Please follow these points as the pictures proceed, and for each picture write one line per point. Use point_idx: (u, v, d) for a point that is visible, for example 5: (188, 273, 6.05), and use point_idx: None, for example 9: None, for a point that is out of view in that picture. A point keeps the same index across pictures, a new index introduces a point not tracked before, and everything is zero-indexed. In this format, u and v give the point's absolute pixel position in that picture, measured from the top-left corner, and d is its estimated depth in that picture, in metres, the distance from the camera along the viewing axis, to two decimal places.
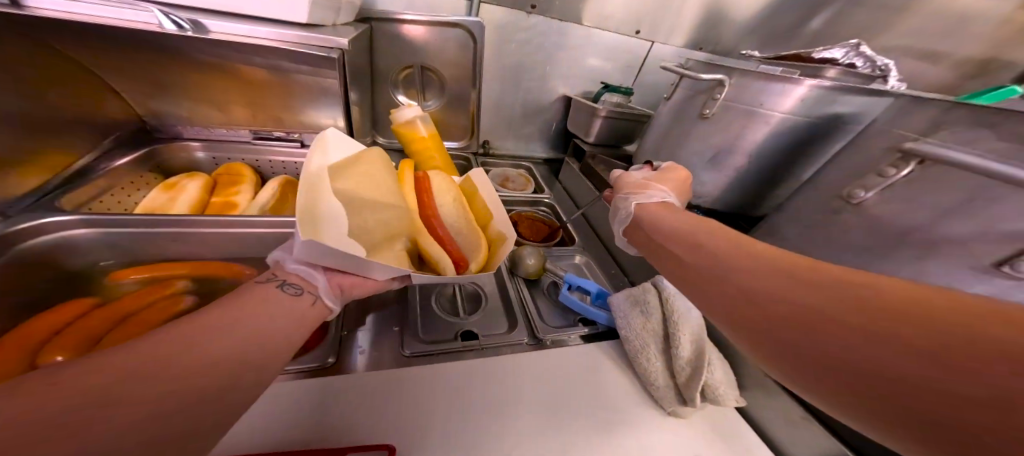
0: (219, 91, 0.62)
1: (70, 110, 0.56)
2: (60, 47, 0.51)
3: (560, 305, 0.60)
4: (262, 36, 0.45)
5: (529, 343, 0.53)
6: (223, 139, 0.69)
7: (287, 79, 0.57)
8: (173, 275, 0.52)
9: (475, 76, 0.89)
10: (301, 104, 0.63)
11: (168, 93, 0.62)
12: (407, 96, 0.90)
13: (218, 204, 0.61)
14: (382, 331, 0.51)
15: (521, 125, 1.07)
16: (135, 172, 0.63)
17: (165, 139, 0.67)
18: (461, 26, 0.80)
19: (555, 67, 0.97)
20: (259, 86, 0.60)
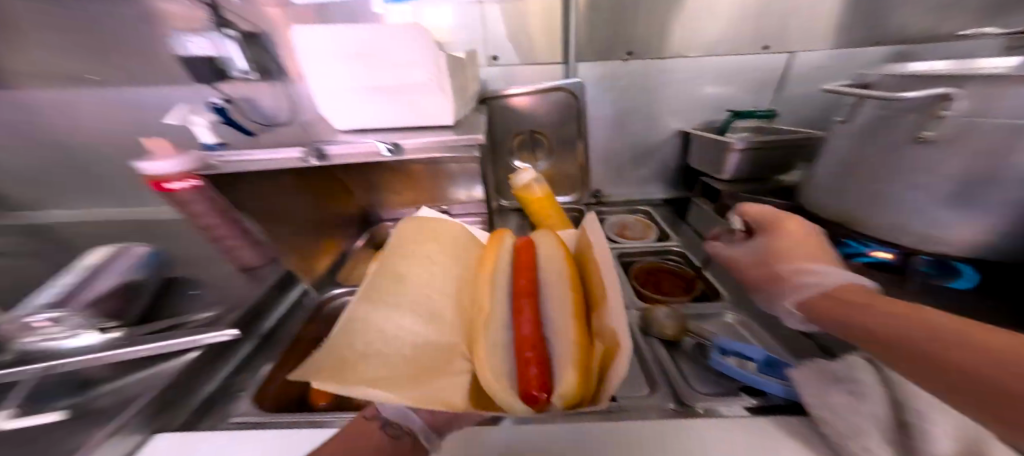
0: (397, 182, 0.84)
1: (338, 213, 0.82)
2: (327, 171, 0.77)
3: (715, 372, 0.51)
4: (424, 147, 0.54)
5: (675, 409, 0.46)
6: (401, 218, 0.90)
7: (439, 167, 0.78)
8: None
9: (580, 127, 0.94)
10: (447, 185, 0.82)
11: (371, 190, 0.86)
12: (522, 159, 0.99)
13: None
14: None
15: (634, 169, 1.04)
16: (362, 251, 0.86)
17: (373, 223, 0.91)
18: (564, 89, 0.88)
19: (664, 104, 0.93)
20: (420, 175, 0.81)
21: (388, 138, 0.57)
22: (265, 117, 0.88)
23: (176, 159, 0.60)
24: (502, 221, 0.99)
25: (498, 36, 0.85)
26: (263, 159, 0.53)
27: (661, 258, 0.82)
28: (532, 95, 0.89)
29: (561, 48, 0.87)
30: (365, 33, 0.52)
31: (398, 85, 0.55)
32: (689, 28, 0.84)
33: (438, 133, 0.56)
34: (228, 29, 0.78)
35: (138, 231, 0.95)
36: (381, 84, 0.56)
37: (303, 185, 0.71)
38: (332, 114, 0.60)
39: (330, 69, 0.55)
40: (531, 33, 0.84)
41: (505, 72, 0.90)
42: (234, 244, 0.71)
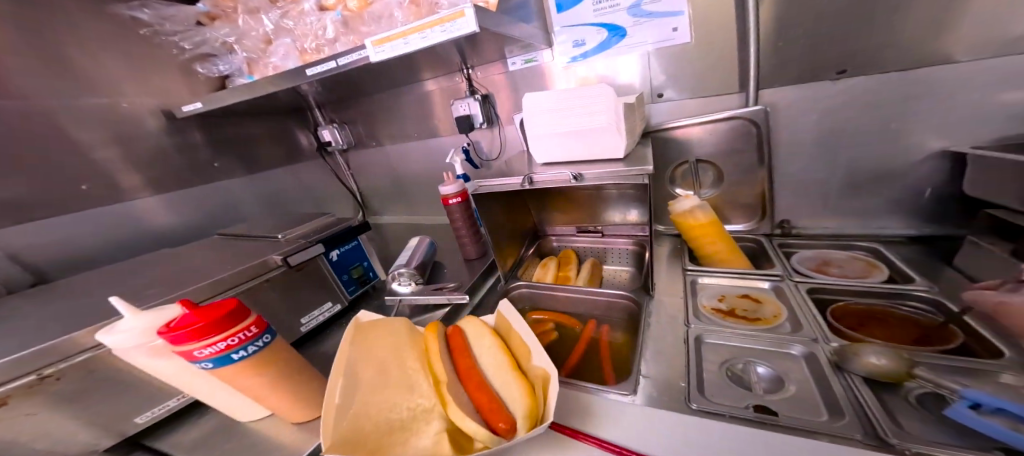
0: (562, 205, 1.10)
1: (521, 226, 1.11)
2: (519, 196, 1.08)
3: (948, 424, 0.48)
4: (606, 177, 0.71)
5: (864, 442, 0.46)
6: (563, 234, 1.14)
7: (601, 192, 1.01)
8: (547, 319, 0.91)
9: (762, 153, 0.90)
10: (605, 207, 1.04)
11: (542, 210, 1.13)
12: (683, 187, 1.03)
13: (561, 276, 1.00)
14: (675, 376, 0.63)
15: (853, 197, 0.89)
16: (532, 257, 1.11)
17: (541, 234, 1.18)
18: (742, 117, 0.88)
19: (911, 121, 0.77)
20: (579, 199, 1.06)
21: (572, 168, 0.77)
22: (487, 156, 1.33)
23: (454, 185, 1.00)
24: (658, 246, 1.07)
25: (668, 76, 0.93)
26: (500, 183, 0.83)
27: (897, 304, 0.71)
28: (704, 125, 0.93)
29: (741, 78, 0.86)
30: (574, 95, 0.78)
31: (589, 130, 0.75)
32: (959, 28, 0.67)
33: (611, 168, 0.72)
34: (475, 94, 1.17)
35: (415, 228, 1.54)
36: (572, 130, 0.77)
37: (509, 204, 1.04)
38: (538, 150, 0.85)
39: (544, 120, 0.81)
40: (710, 69, 0.88)
41: (669, 105, 0.97)
42: (465, 241, 1.09)
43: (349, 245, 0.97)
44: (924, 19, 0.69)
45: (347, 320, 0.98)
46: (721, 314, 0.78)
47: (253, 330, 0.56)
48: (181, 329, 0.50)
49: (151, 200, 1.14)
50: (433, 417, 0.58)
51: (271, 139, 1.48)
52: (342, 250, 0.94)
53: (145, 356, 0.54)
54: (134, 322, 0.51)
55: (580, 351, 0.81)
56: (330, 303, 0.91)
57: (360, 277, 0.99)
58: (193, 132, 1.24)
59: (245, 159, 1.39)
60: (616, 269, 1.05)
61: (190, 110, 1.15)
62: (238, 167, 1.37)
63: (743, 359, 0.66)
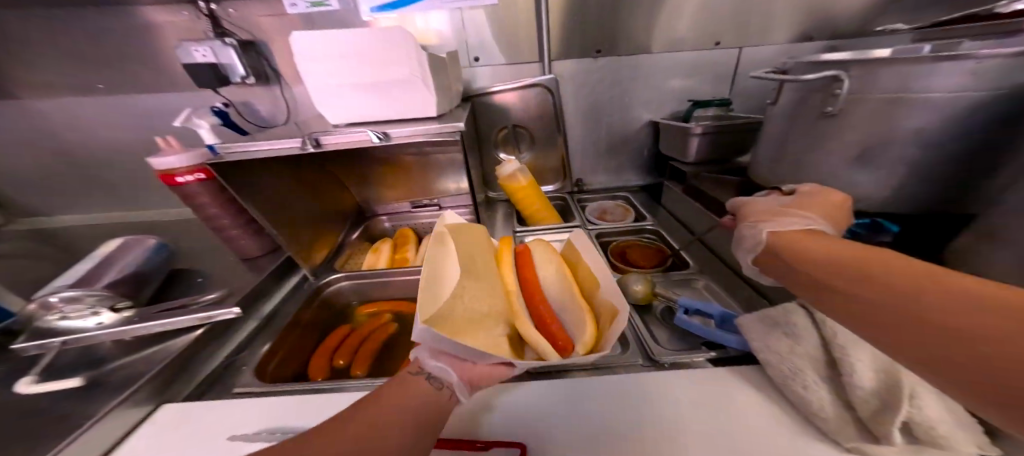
0: (386, 177, 0.86)
1: (334, 205, 0.85)
2: (321, 166, 0.80)
3: (681, 330, 0.59)
4: (422, 134, 0.57)
5: (644, 365, 0.52)
6: (394, 212, 0.93)
7: (427, 161, 0.80)
8: (382, 310, 0.71)
9: (558, 122, 1.01)
10: (433, 178, 0.85)
11: (366, 184, 0.88)
12: (506, 153, 1.06)
13: (400, 259, 0.80)
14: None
15: (610, 157, 1.12)
16: (357, 244, 0.88)
17: (370, 214, 0.94)
18: (539, 85, 0.95)
19: (637, 96, 1.01)
20: (405, 168, 0.83)
21: (374, 128, 0.60)
22: (266, 121, 0.93)
23: (181, 155, 0.63)
24: (492, 211, 1.07)
25: (478, 38, 0.90)
26: (269, 147, 0.54)
27: (639, 235, 0.91)
28: (516, 91, 0.95)
29: (531, 48, 0.93)
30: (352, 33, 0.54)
31: (381, 82, 0.57)
32: (657, 27, 0.91)
33: (419, 124, 0.60)
34: (227, 37, 0.79)
35: (130, 230, 0.95)
36: (361, 81, 0.57)
37: (303, 177, 0.75)
38: (321, 108, 0.61)
39: (317, 64, 0.57)
40: (511, 34, 0.90)
41: (474, 71, 0.95)
42: (236, 238, 0.75)
43: None
44: (637, 13, 0.89)
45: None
46: None
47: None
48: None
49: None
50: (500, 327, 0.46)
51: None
52: None
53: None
54: None
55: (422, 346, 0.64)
56: None
57: None
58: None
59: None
60: None
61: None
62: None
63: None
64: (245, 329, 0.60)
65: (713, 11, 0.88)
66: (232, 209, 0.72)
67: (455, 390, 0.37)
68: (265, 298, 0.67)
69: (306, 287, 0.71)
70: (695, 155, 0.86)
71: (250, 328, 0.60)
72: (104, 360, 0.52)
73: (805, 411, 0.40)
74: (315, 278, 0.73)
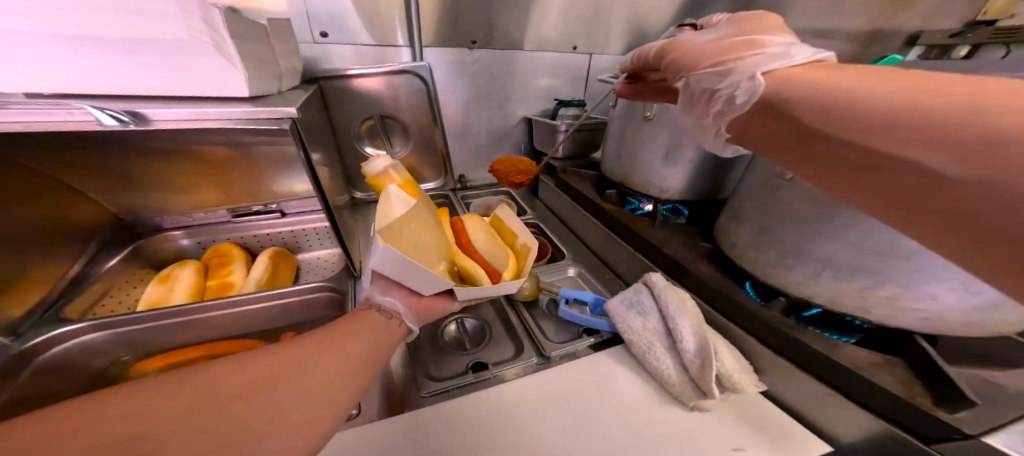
0: (183, 177, 0.58)
1: (60, 221, 0.54)
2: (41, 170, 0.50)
3: (563, 320, 0.60)
4: (206, 120, 0.41)
5: (538, 363, 0.52)
6: (204, 223, 0.67)
7: (251, 152, 0.56)
8: (194, 359, 0.50)
9: (435, 115, 0.92)
10: (271, 175, 0.64)
11: (137, 189, 0.58)
12: (375, 147, 0.93)
13: (215, 286, 0.59)
14: (394, 366, 0.51)
15: (490, 152, 1.11)
16: (121, 273, 0.60)
17: (146, 233, 0.64)
18: (411, 72, 0.84)
19: (510, 93, 1.02)
20: (224, 162, 0.57)
21: (113, 105, 0.40)
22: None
23: None
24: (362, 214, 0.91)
25: (330, 9, 0.75)
26: None
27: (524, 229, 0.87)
28: (386, 76, 0.83)
29: (388, 28, 0.82)
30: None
31: (130, 39, 0.38)
32: (520, 25, 0.92)
33: (213, 105, 0.44)
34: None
35: None
36: (68, 28, 0.36)
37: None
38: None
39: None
40: (372, 9, 0.78)
41: (323, 49, 0.80)
42: None
43: None
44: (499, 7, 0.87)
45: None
46: None
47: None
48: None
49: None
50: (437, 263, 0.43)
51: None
52: None
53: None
54: None
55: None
56: None
57: None
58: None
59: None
60: (316, 256, 0.73)
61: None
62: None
63: (454, 318, 0.60)
64: None
65: (566, 16, 0.94)
66: None
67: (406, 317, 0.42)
68: None
69: None
70: (564, 151, 0.92)
71: None
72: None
73: (659, 380, 0.46)
74: (14, 339, 0.46)
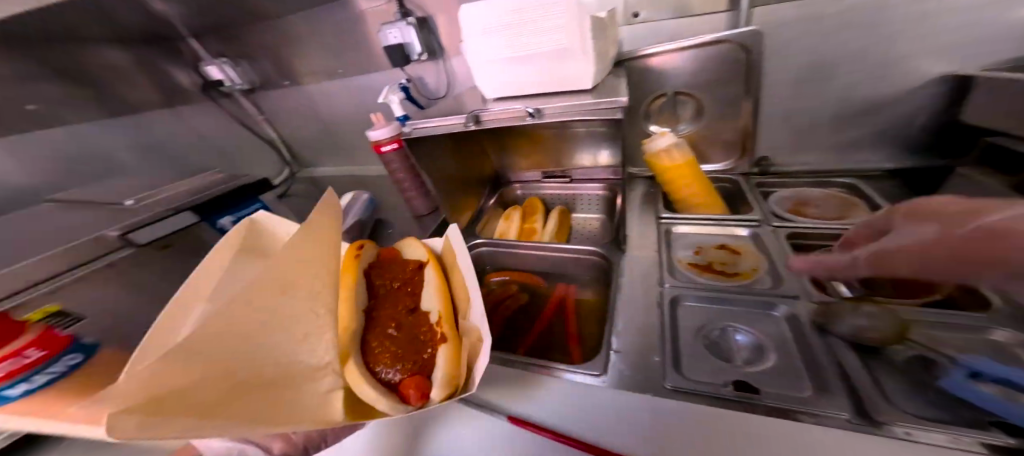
0: (523, 146, 0.91)
1: (480, 171, 0.95)
2: (479, 137, 0.91)
3: (942, 394, 0.36)
4: (574, 114, 0.55)
5: (852, 421, 0.34)
6: (530, 181, 0.97)
7: (567, 131, 0.81)
8: (511, 280, 0.77)
9: (748, 83, 0.74)
10: (574, 148, 0.86)
11: (506, 153, 0.95)
12: (658, 124, 0.85)
13: (527, 230, 0.85)
14: (646, 346, 0.49)
15: (832, 132, 0.75)
16: (494, 209, 0.96)
17: (504, 183, 1.01)
18: (731, 41, 0.69)
19: (925, 35, 0.61)
20: (547, 141, 0.87)
21: (527, 102, 0.61)
22: (432, 95, 1.11)
23: (385, 128, 0.83)
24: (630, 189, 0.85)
25: None
26: (441, 123, 0.66)
27: None
28: (690, 49, 0.73)
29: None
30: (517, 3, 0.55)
31: (550, 55, 0.56)
32: None
33: (573, 98, 0.58)
34: (410, 17, 0.93)
35: (349, 181, 1.31)
36: (516, 55, 0.58)
37: (462, 145, 0.87)
38: (479, 86, 0.67)
39: (485, 39, 0.60)
40: None
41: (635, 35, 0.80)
42: (413, 197, 0.94)
43: (241, 208, 0.79)
44: None
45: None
46: (696, 269, 0.59)
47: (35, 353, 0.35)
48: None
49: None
50: (325, 383, 0.33)
51: (134, 71, 1.10)
52: (232, 214, 0.78)
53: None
54: None
55: (548, 320, 0.69)
56: None
57: None
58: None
59: (103, 97, 1.03)
60: (584, 218, 0.90)
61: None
62: (89, 105, 1.01)
63: (721, 322, 0.50)
64: None
65: None
66: (416, 182, 0.92)
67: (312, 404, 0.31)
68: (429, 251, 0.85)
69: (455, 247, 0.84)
70: None
71: None
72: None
73: None
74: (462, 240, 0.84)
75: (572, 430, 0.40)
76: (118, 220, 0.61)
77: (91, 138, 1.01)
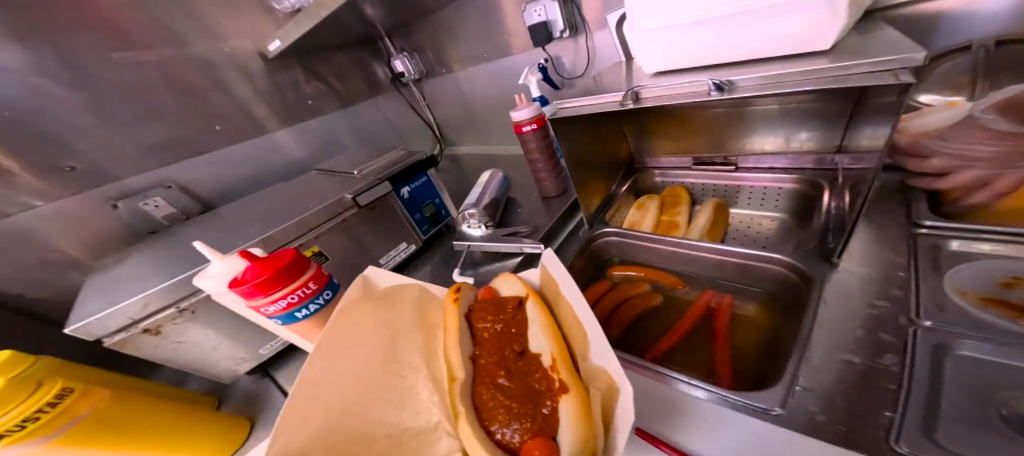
0: (670, 127, 0.80)
1: (616, 154, 0.88)
2: (622, 121, 0.85)
3: None
4: (792, 81, 0.42)
5: None
6: (672, 167, 0.85)
7: (742, 108, 0.69)
8: (641, 278, 0.70)
9: None
10: (745, 132, 0.72)
11: (645, 135, 0.86)
12: (931, 95, 0.57)
13: (666, 223, 0.75)
14: (870, 396, 0.36)
15: None
16: (626, 197, 0.88)
17: (639, 169, 0.91)
18: None
19: None
20: (702, 120, 0.76)
21: (715, 74, 0.51)
22: (568, 73, 1.07)
23: (529, 109, 0.84)
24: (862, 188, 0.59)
25: None
26: (597, 100, 0.61)
27: None
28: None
29: None
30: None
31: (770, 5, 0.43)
32: None
33: (792, 64, 0.45)
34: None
35: (485, 160, 1.42)
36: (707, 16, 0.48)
37: (600, 127, 0.81)
38: (644, 57, 0.59)
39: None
40: None
41: None
42: (545, 180, 0.95)
43: (418, 180, 0.85)
44: None
45: (423, 262, 0.91)
46: (997, 307, 0.39)
47: (313, 286, 0.43)
48: (245, 282, 0.38)
49: (282, 134, 1.16)
50: (438, 441, 0.42)
51: (354, 67, 1.35)
52: (413, 187, 0.83)
53: (235, 305, 0.44)
54: (219, 266, 0.41)
55: (694, 322, 0.59)
56: (404, 243, 0.83)
57: (433, 216, 0.90)
58: (297, 69, 1.19)
59: (338, 93, 1.31)
60: (748, 215, 0.75)
61: (275, 49, 1.04)
62: (333, 99, 1.30)
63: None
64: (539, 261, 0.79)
65: None
66: (552, 164, 0.92)
67: None
68: (555, 236, 0.84)
69: (581, 234, 0.81)
70: None
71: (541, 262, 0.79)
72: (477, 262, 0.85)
73: None
74: (590, 228, 0.81)
75: None
76: (346, 187, 0.74)
77: (328, 125, 1.30)
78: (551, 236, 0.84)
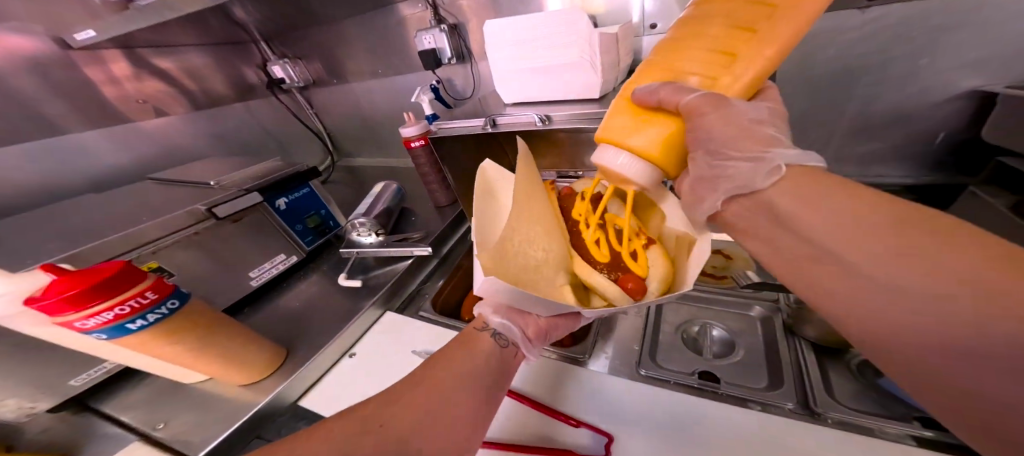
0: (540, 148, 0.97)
1: None
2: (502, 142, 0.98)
3: (881, 389, 0.39)
4: (579, 119, 0.61)
5: (794, 410, 0.39)
6: None
7: (582, 138, 0.88)
8: None
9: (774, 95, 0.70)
10: (586, 154, 0.92)
11: None
12: None
13: None
14: (626, 339, 0.54)
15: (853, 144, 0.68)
16: None
17: None
18: None
19: (958, 46, 0.53)
20: (562, 144, 0.92)
21: (540, 109, 0.67)
22: (459, 94, 1.19)
23: (416, 126, 0.90)
24: None
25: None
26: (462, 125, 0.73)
27: None
28: None
29: None
30: (539, 22, 0.62)
31: (563, 65, 0.62)
32: None
33: (582, 106, 0.64)
34: (442, 24, 1.01)
35: (385, 172, 1.44)
36: (534, 66, 0.65)
37: None
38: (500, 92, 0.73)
39: (509, 49, 0.66)
40: None
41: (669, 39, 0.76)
42: (435, 189, 1.03)
43: (300, 192, 0.85)
44: None
45: (311, 273, 0.90)
46: None
47: (150, 296, 0.43)
48: (48, 297, 0.36)
49: (86, 134, 1.02)
50: (558, 278, 0.47)
51: (214, 69, 1.25)
52: (292, 197, 0.83)
53: (40, 326, 0.41)
54: (3, 285, 0.38)
55: None
56: (284, 256, 0.82)
57: (318, 227, 0.90)
58: (119, 62, 1.07)
59: (188, 95, 1.21)
60: None
61: (84, 38, 0.91)
62: (180, 102, 1.20)
63: (699, 321, 0.53)
64: (428, 266, 0.88)
65: None
66: (440, 177, 1.01)
67: (522, 348, 0.45)
68: (444, 242, 0.93)
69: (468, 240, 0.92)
70: None
71: (429, 267, 0.88)
72: (368, 267, 0.89)
73: None
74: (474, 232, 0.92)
75: (554, 401, 0.48)
76: (202, 198, 0.70)
77: (174, 129, 1.19)
78: (440, 242, 0.92)
